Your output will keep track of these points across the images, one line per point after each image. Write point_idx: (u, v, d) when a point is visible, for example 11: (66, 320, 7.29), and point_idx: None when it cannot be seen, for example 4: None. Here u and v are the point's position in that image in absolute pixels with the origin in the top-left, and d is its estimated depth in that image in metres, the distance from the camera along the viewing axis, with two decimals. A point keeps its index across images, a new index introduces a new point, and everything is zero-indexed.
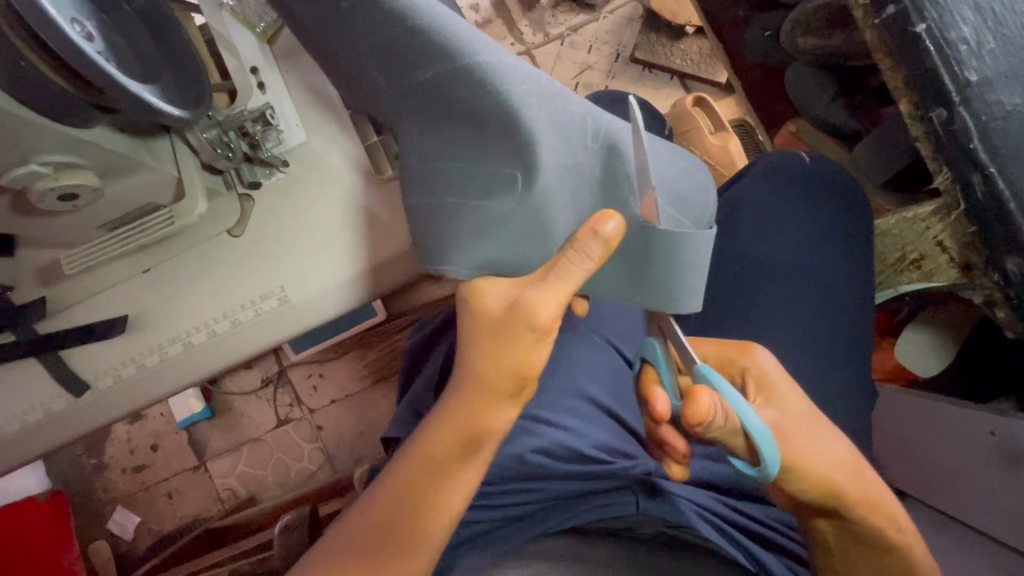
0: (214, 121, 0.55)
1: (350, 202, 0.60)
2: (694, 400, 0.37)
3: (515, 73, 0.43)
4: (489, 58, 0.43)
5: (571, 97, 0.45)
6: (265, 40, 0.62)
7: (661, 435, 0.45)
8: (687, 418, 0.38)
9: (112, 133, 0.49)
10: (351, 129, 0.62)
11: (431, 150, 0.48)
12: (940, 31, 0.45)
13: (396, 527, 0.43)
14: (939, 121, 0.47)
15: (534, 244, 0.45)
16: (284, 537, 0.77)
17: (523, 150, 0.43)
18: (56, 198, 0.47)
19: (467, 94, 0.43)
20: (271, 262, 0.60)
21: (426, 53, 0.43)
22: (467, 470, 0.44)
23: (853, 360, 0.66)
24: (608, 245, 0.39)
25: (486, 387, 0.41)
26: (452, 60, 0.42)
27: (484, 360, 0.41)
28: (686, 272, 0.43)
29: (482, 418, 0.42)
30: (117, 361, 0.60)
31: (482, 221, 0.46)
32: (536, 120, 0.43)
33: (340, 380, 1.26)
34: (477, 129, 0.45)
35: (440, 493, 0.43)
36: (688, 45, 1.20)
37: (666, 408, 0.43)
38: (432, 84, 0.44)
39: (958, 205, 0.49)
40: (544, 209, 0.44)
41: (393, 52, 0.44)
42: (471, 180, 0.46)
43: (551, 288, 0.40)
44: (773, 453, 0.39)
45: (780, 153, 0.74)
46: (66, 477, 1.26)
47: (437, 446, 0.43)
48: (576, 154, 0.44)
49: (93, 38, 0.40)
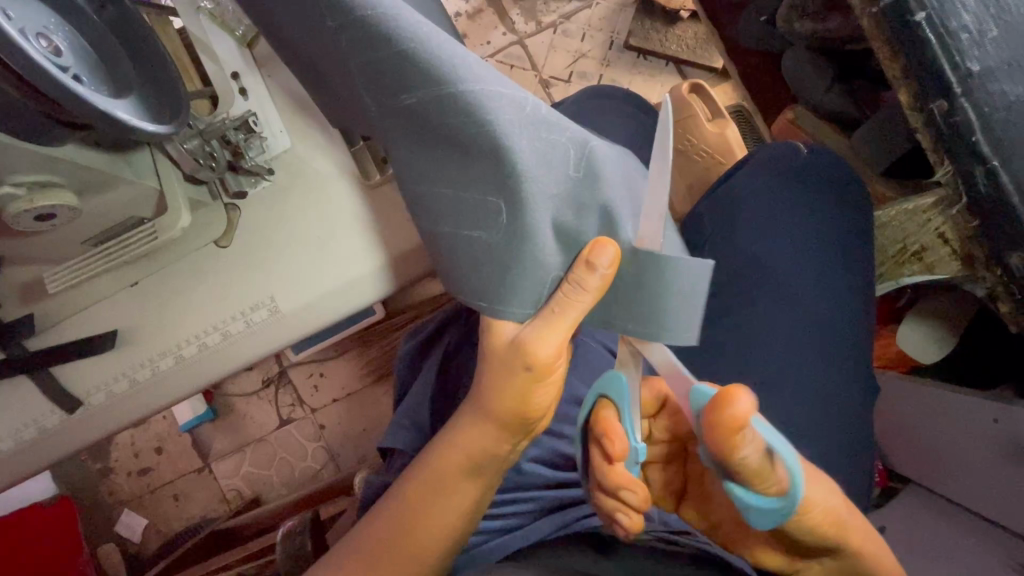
0: (195, 131, 0.54)
1: (337, 208, 0.59)
2: (735, 398, 0.37)
3: (506, 96, 0.40)
4: (478, 80, 0.39)
5: (564, 119, 0.43)
6: (244, 44, 0.60)
7: (613, 478, 0.43)
8: (725, 418, 0.36)
9: (88, 148, 0.47)
10: (333, 134, 0.59)
11: (417, 170, 0.45)
12: (941, 20, 0.44)
13: (400, 535, 0.49)
14: (939, 114, 0.46)
15: (531, 273, 0.43)
16: (288, 541, 0.77)
17: (517, 184, 0.41)
18: (33, 218, 0.46)
19: (457, 122, 0.40)
20: (260, 272, 0.59)
21: (410, 78, 0.39)
22: (468, 488, 0.49)
23: (857, 352, 0.65)
24: (602, 276, 0.41)
25: (492, 415, 0.47)
26: (440, 87, 0.39)
27: (490, 393, 0.46)
28: (681, 298, 0.43)
29: (485, 443, 0.48)
30: (108, 376, 0.60)
31: (473, 249, 0.44)
32: (531, 152, 0.40)
33: (341, 379, 1.25)
34: (466, 157, 0.41)
35: (445, 505, 0.49)
36: (683, 30, 1.17)
37: (622, 445, 0.42)
38: (417, 110, 0.40)
39: (958, 200, 0.49)
40: (542, 240, 0.43)
41: (375, 71, 0.40)
42: (461, 210, 0.43)
43: (548, 325, 0.43)
44: (799, 474, 0.39)
45: (774, 146, 0.72)
46: (73, 481, 1.26)
47: (445, 464, 0.49)
48: (575, 185, 0.42)
49: (61, 53, 0.40)
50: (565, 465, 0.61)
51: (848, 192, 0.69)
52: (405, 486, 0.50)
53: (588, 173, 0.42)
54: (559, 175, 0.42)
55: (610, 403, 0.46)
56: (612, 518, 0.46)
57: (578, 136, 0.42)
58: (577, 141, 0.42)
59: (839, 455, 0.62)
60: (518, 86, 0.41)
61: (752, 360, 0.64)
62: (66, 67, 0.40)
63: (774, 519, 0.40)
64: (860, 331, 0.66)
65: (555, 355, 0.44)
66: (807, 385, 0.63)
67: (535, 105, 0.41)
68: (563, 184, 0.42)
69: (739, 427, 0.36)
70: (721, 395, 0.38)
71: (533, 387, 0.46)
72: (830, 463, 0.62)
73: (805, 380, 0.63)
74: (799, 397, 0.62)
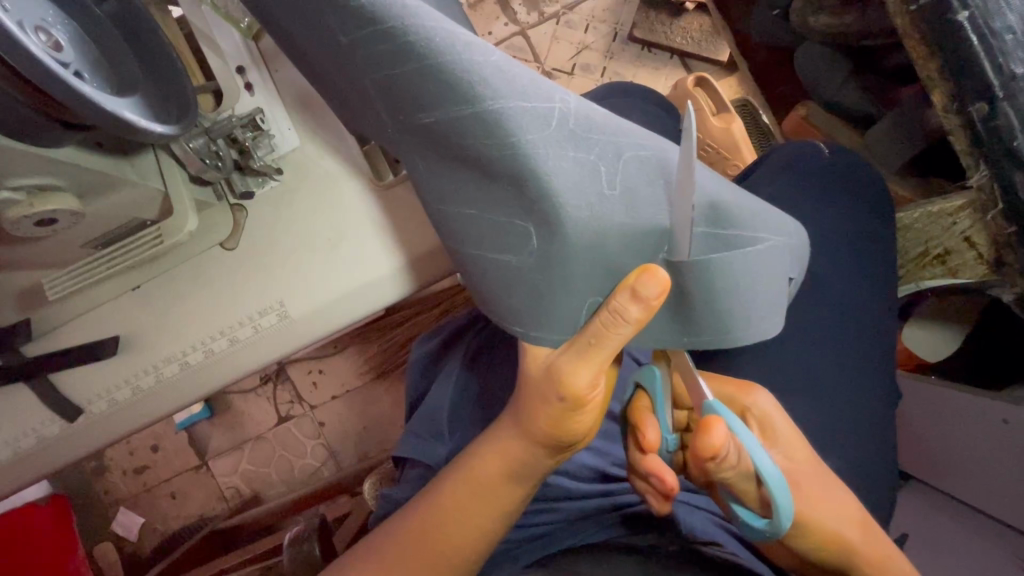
0: (200, 130, 0.51)
1: (347, 209, 0.57)
2: (709, 429, 0.38)
3: (534, 113, 0.37)
4: (503, 98, 0.36)
5: (600, 127, 0.39)
6: (250, 36, 0.57)
7: (643, 466, 0.44)
8: (698, 446, 0.38)
9: (88, 149, 0.45)
10: (343, 130, 0.57)
11: (442, 189, 0.43)
12: (984, 20, 0.44)
13: (426, 549, 0.47)
14: (980, 117, 0.46)
15: (563, 297, 0.43)
16: (294, 546, 0.75)
17: (550, 210, 0.39)
18: (32, 224, 0.44)
19: (483, 144, 0.37)
20: (268, 276, 0.56)
21: (432, 95, 0.36)
22: (502, 501, 0.48)
23: (877, 354, 0.63)
24: (648, 308, 0.39)
25: (529, 431, 0.46)
26: (464, 106, 0.36)
27: (533, 408, 0.46)
28: (722, 312, 0.42)
29: (522, 456, 0.48)
30: (109, 383, 0.57)
31: (504, 273, 0.43)
32: (564, 175, 0.38)
33: (340, 376, 1.23)
34: (491, 178, 0.39)
35: (474, 517, 0.48)
36: (688, 22, 1.13)
37: (654, 435, 0.44)
38: (439, 131, 0.38)
39: (995, 206, 0.49)
40: (576, 265, 0.41)
41: (393, 91, 0.38)
42: (488, 230, 0.42)
43: (586, 356, 0.43)
44: (784, 501, 0.39)
45: (796, 145, 0.72)
46: (67, 480, 1.24)
47: (479, 475, 0.48)
48: (609, 205, 0.39)
49: (61, 47, 0.38)
50: (581, 475, 0.58)
51: (865, 192, 0.67)
52: (430, 496, 0.49)
53: (627, 192, 0.39)
54: (592, 195, 0.39)
55: (647, 394, 0.48)
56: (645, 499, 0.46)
57: (616, 148, 0.39)
58: (614, 154, 0.39)
59: (858, 458, 0.61)
60: (549, 95, 0.37)
61: (769, 363, 0.62)
62: (68, 63, 0.38)
63: (764, 531, 0.41)
64: (883, 331, 0.64)
65: (591, 385, 0.44)
66: (827, 387, 0.61)
67: (568, 118, 0.38)
68: (599, 204, 0.39)
69: (710, 456, 0.37)
70: (702, 422, 0.39)
71: (568, 415, 0.45)
72: (851, 468, 0.60)
73: (825, 383, 0.61)
74: (817, 400, 0.61)
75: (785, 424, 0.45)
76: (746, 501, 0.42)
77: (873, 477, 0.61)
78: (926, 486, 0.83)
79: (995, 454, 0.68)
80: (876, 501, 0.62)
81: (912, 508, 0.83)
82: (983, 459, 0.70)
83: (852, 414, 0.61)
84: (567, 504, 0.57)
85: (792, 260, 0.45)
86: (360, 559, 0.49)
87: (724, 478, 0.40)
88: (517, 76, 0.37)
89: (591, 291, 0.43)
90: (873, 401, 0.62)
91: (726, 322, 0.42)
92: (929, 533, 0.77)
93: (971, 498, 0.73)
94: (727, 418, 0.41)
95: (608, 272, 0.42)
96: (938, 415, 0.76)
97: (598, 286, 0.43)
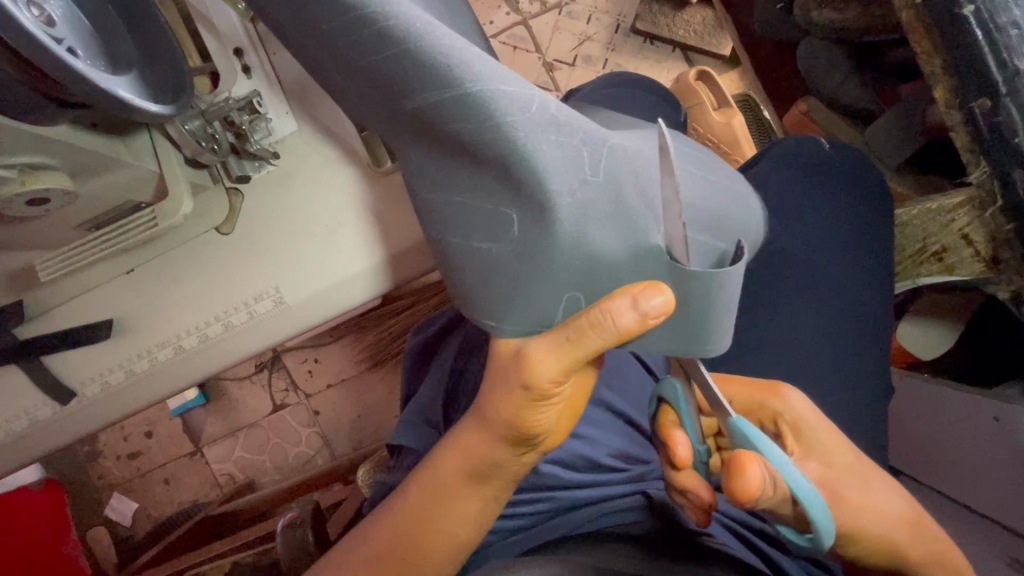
0: (196, 112, 0.51)
1: (343, 194, 0.56)
2: (740, 475, 0.39)
3: (517, 97, 0.37)
4: (485, 81, 0.36)
5: (575, 117, 0.40)
6: (248, 18, 0.56)
7: (680, 483, 0.47)
8: (730, 488, 0.39)
9: (82, 129, 0.44)
10: (343, 114, 0.56)
11: (429, 175, 0.42)
12: (991, 14, 0.44)
13: (402, 545, 0.49)
14: (982, 112, 0.46)
15: (548, 288, 0.42)
16: (288, 534, 0.75)
17: (536, 195, 0.39)
18: (24, 203, 0.44)
19: (464, 126, 0.37)
20: (262, 260, 0.56)
21: (410, 79, 0.36)
22: (470, 494, 0.49)
23: (872, 351, 0.63)
24: (643, 320, 0.39)
25: (494, 426, 0.46)
26: (444, 90, 0.36)
27: (498, 404, 0.45)
28: (718, 317, 0.42)
29: (488, 451, 0.47)
30: (102, 366, 0.57)
31: (488, 263, 0.42)
32: (547, 161, 0.38)
33: (335, 365, 1.23)
34: (475, 161, 0.39)
35: (446, 509, 0.49)
36: (691, 15, 1.10)
37: (684, 452, 0.45)
38: (421, 117, 0.38)
39: (994, 202, 0.50)
40: (561, 254, 0.40)
41: (375, 74, 0.37)
42: (472, 218, 0.42)
43: (559, 348, 0.42)
44: (822, 522, 0.40)
45: (797, 139, 0.71)
46: (61, 464, 1.24)
47: (448, 469, 0.48)
48: (592, 188, 0.40)
49: (54, 23, 0.38)
50: (580, 466, 0.58)
51: (864, 190, 0.67)
52: (410, 488, 0.50)
53: (607, 179, 0.40)
54: (576, 180, 0.39)
55: (671, 408, 0.49)
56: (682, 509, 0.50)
57: (594, 137, 0.40)
58: (592, 143, 0.40)
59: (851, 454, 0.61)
60: (525, 83, 0.38)
61: (766, 359, 0.62)
62: (61, 39, 0.37)
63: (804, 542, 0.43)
64: (879, 329, 0.64)
65: (556, 378, 0.43)
66: (822, 383, 0.61)
67: (546, 104, 0.38)
68: (581, 191, 0.39)
69: (744, 498, 0.39)
70: (731, 464, 0.40)
71: (530, 407, 0.44)
72: None
73: (820, 378, 0.62)
74: (813, 396, 0.61)
75: (815, 419, 0.45)
76: (783, 518, 0.43)
77: None
78: (916, 483, 0.83)
79: (985, 451, 0.68)
80: None
81: None
82: (973, 457, 0.70)
83: (846, 410, 0.61)
84: (564, 495, 0.57)
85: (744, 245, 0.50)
86: (350, 551, 0.51)
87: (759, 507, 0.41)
88: (494, 63, 0.37)
89: (572, 285, 0.42)
90: (867, 397, 0.63)
91: (716, 332, 0.42)
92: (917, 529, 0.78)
93: (960, 495, 0.74)
94: (756, 444, 0.41)
95: (591, 262, 0.41)
96: (930, 413, 0.77)
97: (579, 280, 0.42)
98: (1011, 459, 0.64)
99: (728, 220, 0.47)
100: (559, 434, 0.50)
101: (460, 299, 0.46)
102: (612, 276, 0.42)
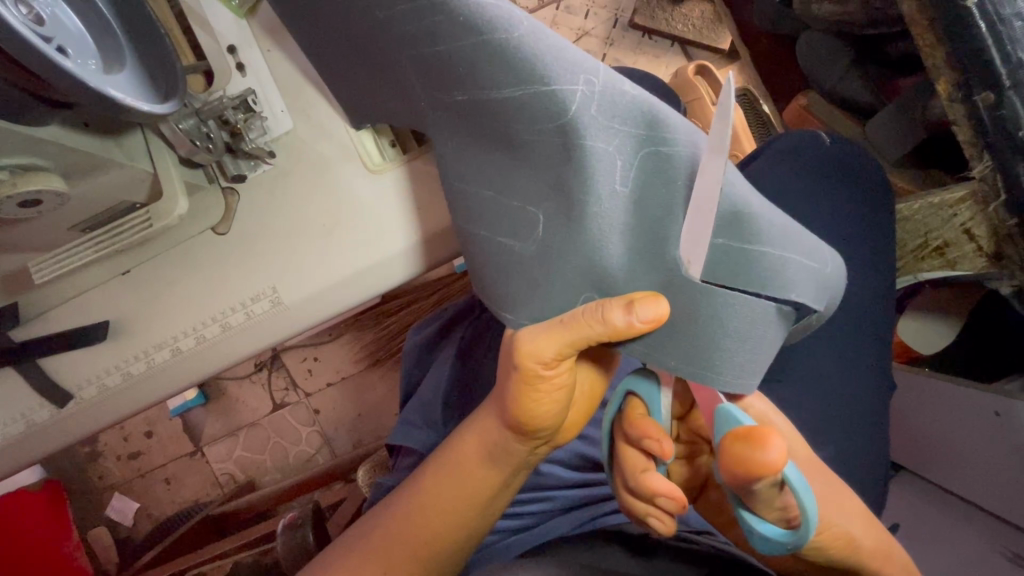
0: (190, 110, 0.50)
1: (340, 194, 0.55)
2: (761, 441, 0.35)
3: (561, 97, 0.38)
4: (527, 82, 0.38)
5: (626, 116, 0.39)
6: (243, 15, 0.56)
7: (652, 484, 0.41)
8: (746, 456, 0.35)
9: (74, 129, 0.44)
10: (337, 110, 0.56)
11: (458, 171, 0.45)
12: (993, 6, 0.44)
13: (404, 545, 0.48)
14: (985, 106, 0.47)
15: (561, 286, 0.43)
16: (289, 534, 0.75)
17: (560, 202, 0.41)
18: (17, 204, 0.43)
19: (503, 122, 0.40)
20: (263, 260, 0.55)
21: (459, 80, 0.40)
22: (477, 487, 0.48)
23: (874, 348, 0.63)
24: (631, 326, 0.38)
25: (505, 416, 0.46)
26: (490, 92, 0.39)
27: (508, 396, 0.45)
28: (731, 343, 0.40)
29: (499, 440, 0.47)
30: (98, 369, 0.57)
31: (508, 260, 0.44)
32: (581, 166, 0.39)
33: (335, 363, 1.22)
34: (514, 156, 0.42)
35: (450, 502, 0.48)
36: (690, 9, 1.08)
37: (671, 446, 0.41)
38: (466, 110, 0.41)
39: (997, 196, 0.51)
40: (575, 258, 0.42)
41: (428, 67, 0.41)
42: (501, 214, 0.44)
43: (553, 331, 0.41)
44: (812, 515, 0.37)
45: (796, 134, 0.70)
46: (60, 465, 1.23)
47: (461, 459, 0.48)
48: (622, 200, 0.40)
49: (42, 21, 0.37)
50: (580, 465, 0.62)
51: (867, 186, 0.67)
52: (416, 486, 0.50)
53: (640, 191, 0.39)
54: (606, 189, 0.39)
55: (640, 402, 0.46)
56: (645, 521, 0.43)
57: (643, 142, 0.39)
58: (634, 149, 0.39)
59: (852, 450, 0.61)
60: (575, 77, 0.38)
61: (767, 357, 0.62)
62: (49, 37, 0.37)
63: (779, 550, 0.39)
64: (882, 326, 0.64)
65: (551, 361, 0.42)
66: (824, 380, 0.61)
67: (592, 102, 0.38)
68: (610, 200, 0.40)
69: (761, 470, 0.35)
70: (750, 434, 0.36)
71: (534, 399, 0.44)
72: (842, 463, 0.60)
73: (823, 375, 0.61)
74: (815, 393, 0.61)
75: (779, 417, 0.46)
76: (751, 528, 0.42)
77: (866, 469, 0.61)
78: (918, 480, 0.83)
79: (987, 447, 0.68)
80: (869, 496, 0.62)
81: (904, 502, 0.84)
82: (975, 452, 0.70)
83: (848, 405, 0.61)
84: (563, 494, 0.60)
85: (824, 287, 0.41)
86: (348, 546, 0.50)
87: (750, 494, 0.37)
88: (547, 56, 0.37)
89: (585, 286, 0.43)
90: (870, 392, 0.62)
91: (724, 359, 0.40)
92: (920, 525, 0.78)
93: (962, 490, 0.74)
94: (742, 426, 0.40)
95: (600, 271, 0.41)
96: (930, 410, 0.76)
97: (592, 282, 0.42)
98: (1012, 454, 0.64)
99: (800, 232, 0.40)
100: (569, 430, 0.50)
101: (480, 294, 0.48)
102: (614, 277, 0.41)
